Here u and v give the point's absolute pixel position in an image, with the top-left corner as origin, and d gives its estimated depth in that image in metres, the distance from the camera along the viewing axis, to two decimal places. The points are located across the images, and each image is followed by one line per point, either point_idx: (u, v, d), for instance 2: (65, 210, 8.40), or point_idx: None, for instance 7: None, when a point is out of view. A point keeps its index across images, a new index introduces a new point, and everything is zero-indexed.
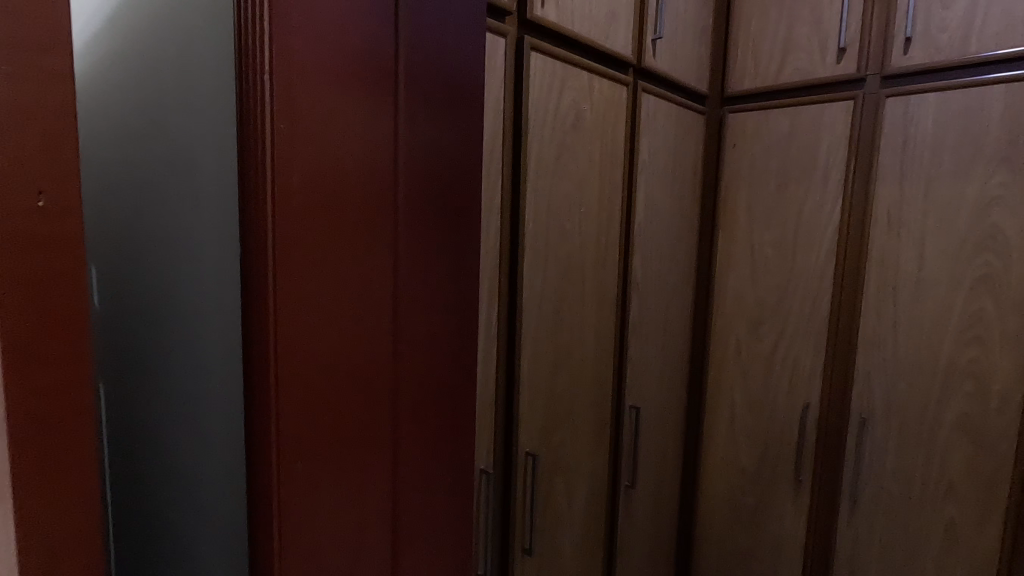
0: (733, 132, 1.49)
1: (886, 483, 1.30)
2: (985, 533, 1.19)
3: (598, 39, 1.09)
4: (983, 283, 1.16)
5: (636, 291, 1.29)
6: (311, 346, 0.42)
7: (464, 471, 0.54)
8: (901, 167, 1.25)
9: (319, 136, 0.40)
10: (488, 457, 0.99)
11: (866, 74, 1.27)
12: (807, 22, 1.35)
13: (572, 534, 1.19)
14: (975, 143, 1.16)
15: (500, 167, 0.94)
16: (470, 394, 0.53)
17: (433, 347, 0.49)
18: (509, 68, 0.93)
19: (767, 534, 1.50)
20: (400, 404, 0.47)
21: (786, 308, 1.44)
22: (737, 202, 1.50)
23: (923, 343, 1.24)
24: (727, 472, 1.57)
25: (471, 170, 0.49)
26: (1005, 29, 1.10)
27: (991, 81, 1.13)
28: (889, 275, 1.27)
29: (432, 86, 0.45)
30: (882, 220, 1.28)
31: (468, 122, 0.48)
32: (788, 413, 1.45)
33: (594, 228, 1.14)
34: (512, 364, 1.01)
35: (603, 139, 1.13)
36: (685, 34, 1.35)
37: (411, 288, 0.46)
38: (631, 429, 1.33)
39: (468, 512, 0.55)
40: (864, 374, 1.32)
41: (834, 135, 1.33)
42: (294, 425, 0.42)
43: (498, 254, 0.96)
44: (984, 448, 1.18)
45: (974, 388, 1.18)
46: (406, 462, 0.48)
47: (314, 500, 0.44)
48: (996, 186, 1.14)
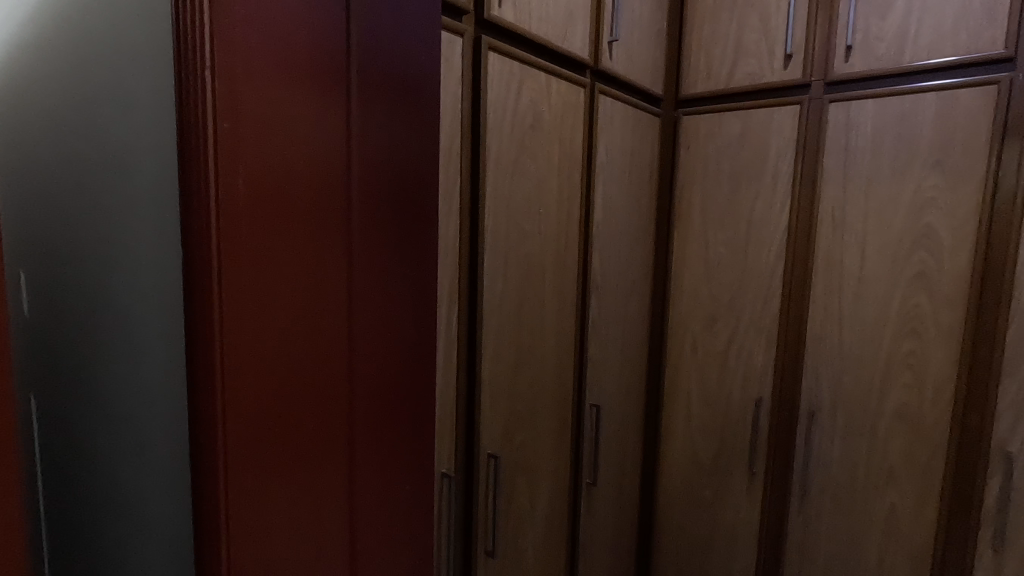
0: (688, 133, 1.52)
1: (833, 472, 1.36)
2: (921, 519, 1.26)
3: (556, 40, 1.09)
4: (919, 280, 1.23)
5: (596, 294, 1.31)
6: (260, 352, 0.40)
7: (424, 476, 0.53)
8: (844, 169, 1.30)
9: (263, 136, 0.39)
10: (450, 461, 0.97)
11: (811, 79, 1.32)
12: (755, 29, 1.40)
13: (536, 532, 1.19)
14: (908, 149, 1.23)
15: (458, 169, 0.93)
16: (430, 395, 0.52)
17: (391, 350, 0.47)
18: (465, 67, 0.92)
19: (722, 525, 1.55)
20: (357, 410, 0.46)
21: (739, 307, 1.48)
22: (692, 204, 1.54)
23: (863, 337, 1.30)
24: (685, 466, 1.61)
25: (426, 168, 0.48)
26: (937, 40, 1.17)
27: (923, 89, 1.19)
28: (834, 275, 1.33)
29: (387, 85, 0.44)
30: (827, 219, 1.33)
31: (425, 121, 0.47)
32: (741, 408, 1.49)
33: (554, 227, 1.15)
34: (473, 370, 1.00)
35: (561, 140, 1.13)
36: (640, 37, 1.37)
37: (365, 291, 0.45)
38: (592, 429, 1.35)
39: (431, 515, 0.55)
40: (811, 368, 1.37)
41: (782, 140, 1.38)
42: (240, 437, 0.40)
43: (456, 257, 0.95)
44: (920, 435, 1.25)
45: (912, 378, 1.25)
46: (364, 469, 0.47)
47: (262, 511, 0.42)
48: (929, 188, 1.21)
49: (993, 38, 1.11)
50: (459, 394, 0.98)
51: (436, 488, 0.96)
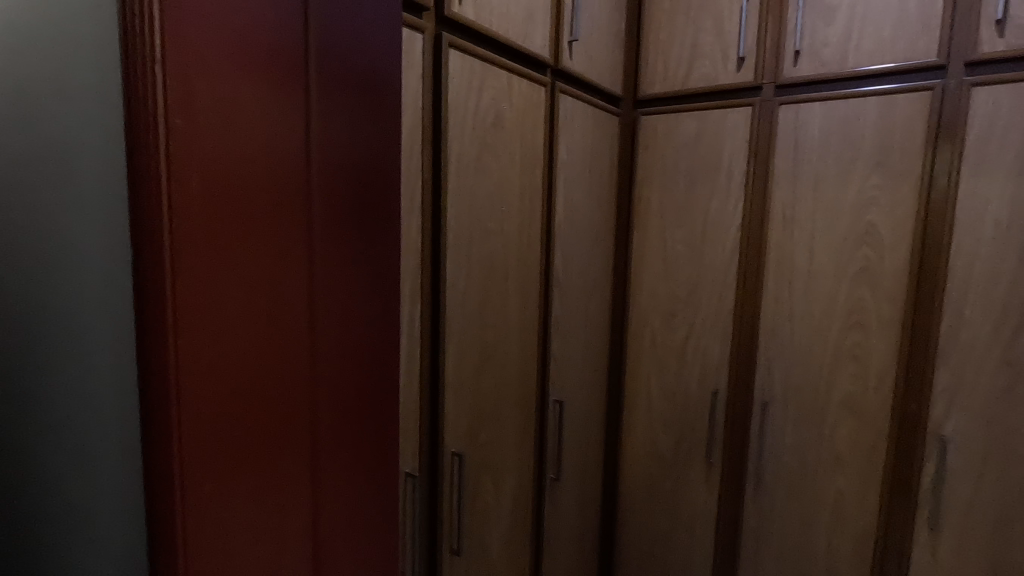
0: (646, 133, 1.56)
1: (785, 460, 1.42)
2: (865, 502, 1.32)
3: (517, 39, 1.10)
4: (863, 275, 1.29)
5: (558, 292, 1.32)
6: (218, 360, 0.39)
7: (388, 479, 0.53)
8: (793, 169, 1.36)
9: (220, 133, 0.38)
10: (414, 461, 0.96)
11: (762, 82, 1.37)
12: (710, 32, 1.44)
13: (500, 529, 1.20)
14: (852, 151, 1.29)
15: (420, 166, 0.92)
16: (394, 394, 0.52)
17: (353, 355, 0.47)
18: (426, 64, 0.91)
19: (682, 515, 1.59)
20: (320, 416, 0.45)
21: (696, 303, 1.52)
22: (650, 203, 1.58)
23: (812, 330, 1.36)
24: (646, 458, 1.65)
25: (389, 166, 0.47)
26: (877, 47, 1.23)
27: (865, 93, 1.25)
28: (785, 271, 1.39)
29: (347, 82, 0.43)
30: (778, 217, 1.38)
31: (387, 118, 0.47)
32: (699, 400, 1.54)
33: (517, 226, 1.15)
34: (436, 369, 0.99)
35: (522, 139, 1.14)
36: (599, 37, 1.39)
37: (326, 295, 0.44)
38: (555, 425, 1.36)
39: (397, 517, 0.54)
40: (764, 361, 1.43)
41: (735, 141, 1.43)
42: (197, 443, 0.39)
43: (419, 255, 0.94)
44: (864, 422, 1.31)
45: (856, 368, 1.31)
46: (328, 472, 0.47)
47: (222, 518, 0.41)
48: (871, 188, 1.27)
49: (927, 46, 1.17)
50: (423, 394, 0.98)
51: (400, 489, 0.95)
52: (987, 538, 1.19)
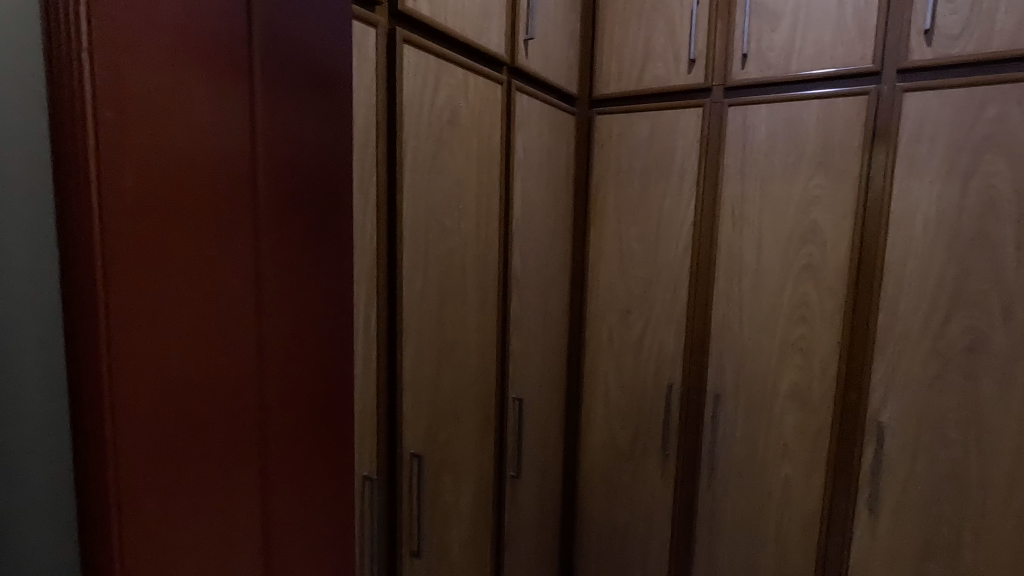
0: (602, 132, 1.58)
1: (736, 449, 1.47)
2: (810, 487, 1.38)
3: (473, 37, 1.09)
4: (807, 271, 1.35)
5: (516, 290, 1.32)
6: (156, 365, 0.37)
7: (343, 481, 0.52)
8: (742, 168, 1.40)
9: (156, 126, 0.36)
10: (373, 463, 0.94)
11: (712, 84, 1.41)
12: (662, 34, 1.47)
13: (460, 529, 1.19)
14: (796, 152, 1.34)
15: (374, 163, 0.90)
16: (347, 395, 0.51)
17: (305, 355, 0.46)
18: (379, 58, 0.89)
19: (639, 507, 1.63)
20: (270, 420, 0.44)
21: (651, 299, 1.55)
22: (606, 201, 1.60)
23: (761, 324, 1.41)
24: (604, 452, 1.67)
25: (339, 162, 0.46)
26: (818, 53, 1.28)
27: (808, 97, 1.31)
28: (735, 268, 1.43)
29: (295, 75, 0.42)
30: (728, 215, 1.43)
31: (338, 113, 0.46)
32: (655, 394, 1.57)
33: (474, 224, 1.15)
34: (394, 369, 0.98)
35: (478, 137, 1.13)
36: (555, 36, 1.40)
37: (274, 294, 0.43)
38: (514, 422, 1.37)
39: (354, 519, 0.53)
40: (716, 355, 1.47)
41: (687, 140, 1.47)
42: (135, 454, 0.37)
43: (375, 254, 0.92)
44: (809, 411, 1.37)
45: (802, 359, 1.37)
46: (278, 478, 0.45)
47: (163, 531, 0.39)
48: (814, 187, 1.33)
49: (863, 53, 1.23)
50: (380, 395, 0.96)
51: (358, 492, 0.93)
52: (920, 518, 1.26)
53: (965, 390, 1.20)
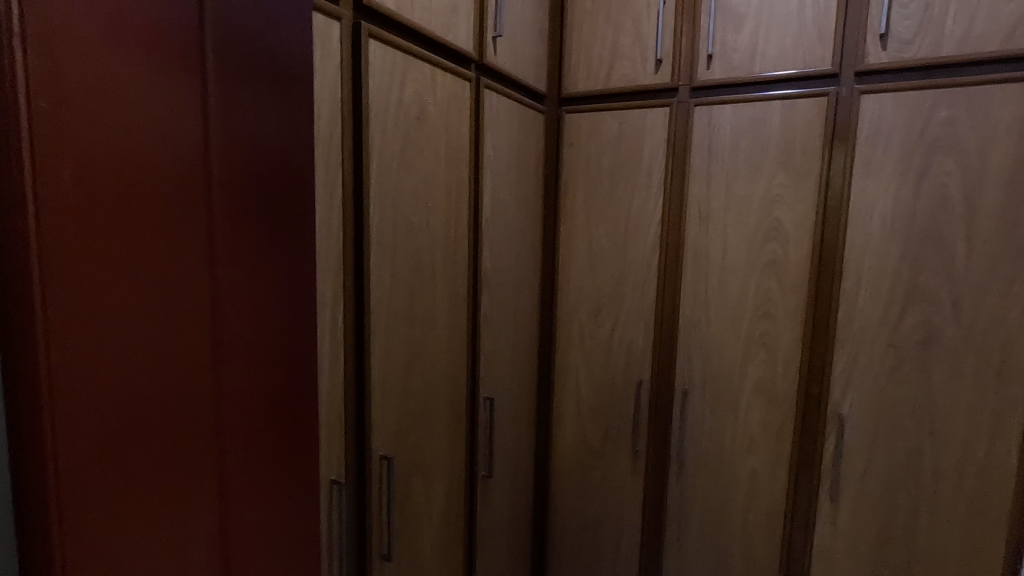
0: (570, 130, 1.58)
1: (704, 444, 1.49)
2: (775, 479, 1.42)
3: (440, 32, 1.08)
4: (771, 268, 1.38)
5: (486, 288, 1.32)
6: (103, 376, 0.35)
7: (305, 483, 0.51)
8: (707, 167, 1.43)
9: (101, 124, 0.34)
10: (341, 467, 0.93)
11: (678, 84, 1.43)
12: (629, 34, 1.48)
13: (431, 531, 1.18)
14: (759, 151, 1.37)
15: (340, 160, 0.88)
16: (306, 396, 0.50)
17: (262, 356, 0.45)
18: (344, 53, 0.87)
19: (609, 503, 1.64)
20: (226, 426, 0.43)
21: (620, 296, 1.57)
22: (575, 199, 1.61)
23: (727, 320, 1.44)
24: (575, 449, 1.68)
25: (298, 161, 0.45)
26: (780, 55, 1.31)
27: (770, 97, 1.34)
28: (702, 265, 1.45)
29: (250, 72, 0.41)
30: (694, 213, 1.45)
31: (296, 111, 0.45)
32: (625, 391, 1.59)
33: (443, 223, 1.13)
34: (362, 371, 0.96)
35: (446, 134, 1.12)
36: (523, 33, 1.39)
37: (229, 294, 0.42)
38: (485, 421, 1.36)
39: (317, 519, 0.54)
40: (683, 351, 1.50)
41: (654, 139, 1.48)
42: (81, 470, 0.35)
43: (341, 254, 0.90)
44: (773, 404, 1.40)
45: (766, 354, 1.40)
46: (236, 484, 0.44)
47: (114, 549, 0.37)
48: (777, 186, 1.36)
49: (822, 56, 1.27)
50: (348, 397, 0.94)
51: (325, 497, 0.91)
52: (878, 505, 1.31)
53: (919, 382, 1.25)
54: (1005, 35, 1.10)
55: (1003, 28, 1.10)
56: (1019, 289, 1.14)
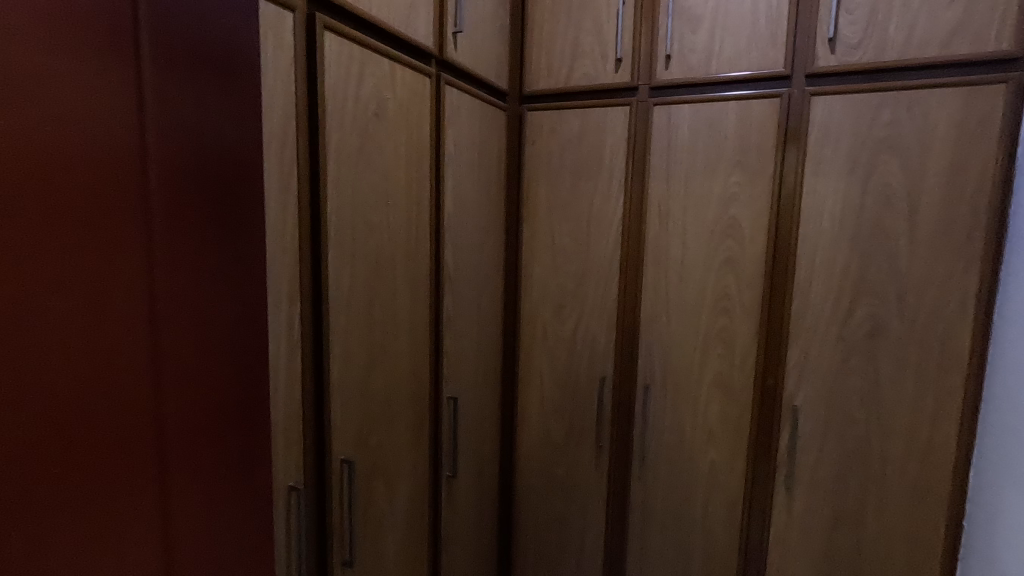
0: (532, 128, 1.58)
1: (665, 438, 1.52)
2: (733, 471, 1.45)
3: (399, 27, 1.06)
4: (728, 265, 1.41)
5: (449, 287, 1.30)
6: (37, 382, 0.33)
7: (252, 487, 0.50)
8: (667, 166, 1.45)
9: (33, 114, 0.32)
10: (299, 473, 0.90)
11: (638, 83, 1.45)
12: (590, 33, 1.49)
13: (394, 534, 1.16)
14: (716, 150, 1.40)
15: (295, 156, 0.85)
16: (255, 399, 0.49)
17: (207, 358, 0.44)
18: (299, 45, 0.84)
19: (574, 499, 1.65)
20: (169, 431, 0.42)
21: (583, 294, 1.58)
22: (538, 197, 1.61)
23: (687, 316, 1.46)
24: (540, 447, 1.69)
25: (244, 161, 0.45)
26: (735, 56, 1.34)
27: (726, 98, 1.37)
28: (662, 262, 1.48)
29: (190, 67, 0.40)
30: (654, 211, 1.47)
31: (243, 111, 0.44)
32: (588, 387, 1.60)
33: (403, 221, 1.11)
34: (321, 373, 0.93)
35: (406, 131, 1.10)
36: (484, 30, 1.38)
37: (170, 295, 0.40)
38: (449, 421, 1.35)
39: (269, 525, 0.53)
40: (645, 347, 1.52)
41: (615, 138, 1.50)
42: (13, 482, 0.33)
43: (297, 253, 0.87)
44: (731, 398, 1.44)
45: (724, 349, 1.44)
46: (181, 491, 0.43)
47: (49, 566, 0.35)
48: (733, 185, 1.39)
49: (775, 58, 1.30)
50: (307, 401, 0.91)
51: (284, 504, 0.88)
52: (830, 493, 1.36)
53: (867, 372, 1.30)
54: (943, 42, 1.16)
55: (941, 35, 1.16)
56: (956, 283, 1.21)
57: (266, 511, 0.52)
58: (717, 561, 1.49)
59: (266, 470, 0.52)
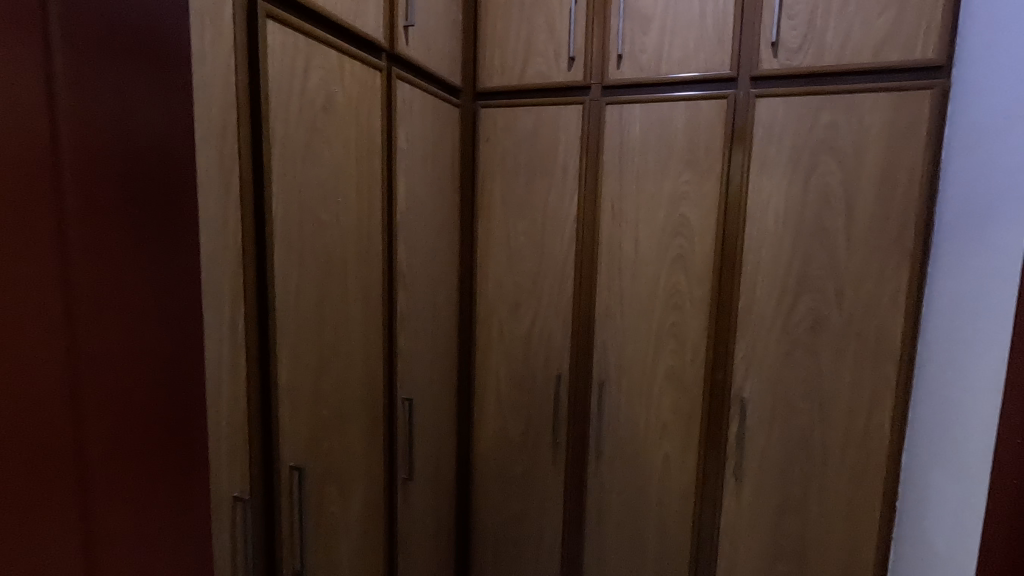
0: (486, 125, 1.57)
1: (621, 433, 1.54)
2: (686, 463, 1.49)
3: (348, 18, 1.02)
4: (679, 262, 1.44)
5: (402, 286, 1.27)
6: None
7: (191, 500, 0.48)
8: (619, 164, 1.47)
9: None
10: (245, 482, 0.86)
11: (590, 82, 1.46)
12: (543, 30, 1.49)
13: (348, 542, 1.13)
14: (667, 150, 1.42)
15: (236, 148, 0.81)
16: (194, 408, 0.47)
17: (134, 367, 0.41)
18: (239, 32, 0.80)
19: (532, 497, 1.65)
20: (93, 445, 0.39)
21: (539, 291, 1.58)
22: (493, 194, 1.60)
23: (639, 312, 1.49)
24: (497, 445, 1.68)
25: (175, 156, 0.42)
26: (684, 57, 1.37)
27: (676, 98, 1.39)
28: (616, 259, 1.50)
29: (112, 53, 0.37)
30: (607, 209, 1.49)
31: (176, 104, 0.42)
32: (544, 385, 1.61)
33: (354, 219, 1.08)
34: (267, 377, 0.89)
35: (356, 126, 1.07)
36: (436, 24, 1.36)
37: (89, 300, 0.37)
38: (404, 423, 1.32)
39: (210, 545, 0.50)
40: (601, 344, 1.53)
41: (569, 136, 1.51)
42: None
43: (240, 251, 0.83)
44: (683, 392, 1.47)
45: (676, 344, 1.47)
46: (107, 508, 0.40)
47: None
48: (683, 184, 1.42)
49: (722, 60, 1.34)
50: (253, 406, 0.87)
51: (228, 516, 0.83)
52: (777, 481, 1.41)
53: (809, 364, 1.36)
54: (876, 49, 1.23)
55: (874, 42, 1.22)
56: (889, 278, 1.27)
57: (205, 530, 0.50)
58: (670, 552, 1.53)
59: (204, 484, 0.49)
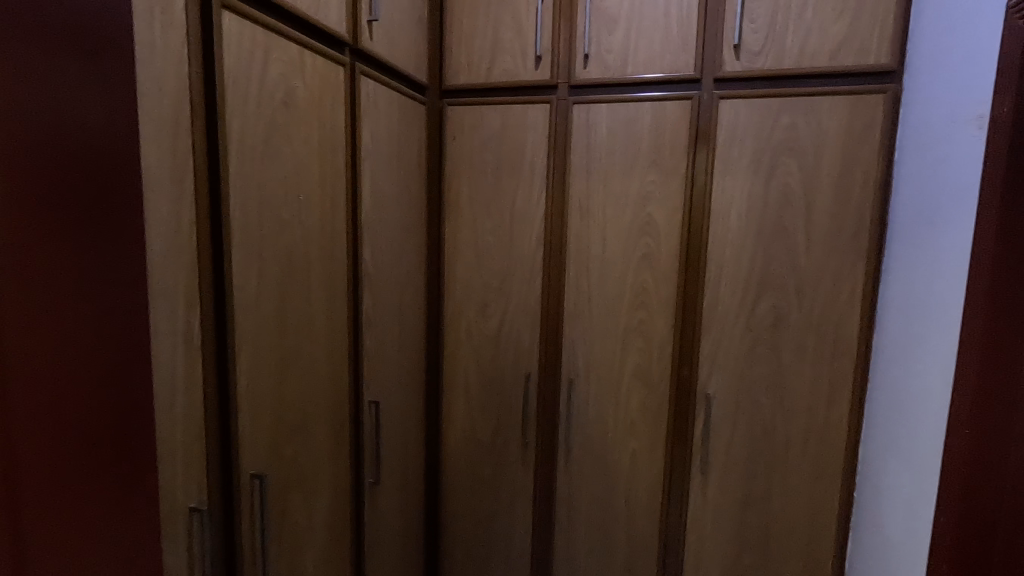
0: (453, 123, 1.56)
1: (590, 431, 1.55)
2: (654, 460, 1.50)
3: (310, 12, 0.99)
4: (645, 261, 1.45)
5: (368, 287, 1.25)
6: None
7: (128, 455, 0.54)
8: (587, 164, 1.47)
9: None
10: (204, 493, 0.83)
11: (558, 81, 1.46)
12: (510, 28, 1.48)
13: (312, 551, 1.10)
14: (633, 150, 1.43)
15: (190, 144, 0.78)
16: (137, 373, 0.54)
17: (74, 324, 0.49)
18: (192, 23, 0.77)
19: (501, 497, 1.65)
20: (28, 386, 0.47)
21: (508, 291, 1.58)
22: (460, 193, 1.58)
23: (607, 311, 1.50)
24: (467, 446, 1.67)
25: (116, 153, 0.51)
26: (650, 58, 1.38)
27: (642, 99, 1.41)
28: (584, 258, 1.50)
29: (54, 70, 0.47)
30: (575, 209, 1.49)
31: (119, 112, 0.51)
32: (514, 385, 1.60)
33: (317, 218, 1.05)
34: (226, 382, 0.86)
35: (318, 123, 1.04)
36: (401, 20, 1.34)
37: (19, 271, 0.46)
38: (372, 427, 1.29)
39: (152, 499, 0.58)
40: (570, 343, 1.54)
41: (536, 135, 1.50)
42: None
43: (195, 253, 0.80)
44: (651, 389, 1.49)
45: (643, 342, 1.48)
46: (37, 441, 0.48)
47: None
48: (649, 184, 1.43)
49: (686, 61, 1.36)
50: (211, 413, 0.84)
51: (184, 527, 0.80)
52: (741, 475, 1.44)
53: (771, 360, 1.39)
54: (832, 53, 1.26)
55: (830, 46, 1.26)
56: (846, 276, 1.32)
57: (147, 487, 0.57)
58: (638, 548, 1.55)
59: (146, 447, 0.56)
